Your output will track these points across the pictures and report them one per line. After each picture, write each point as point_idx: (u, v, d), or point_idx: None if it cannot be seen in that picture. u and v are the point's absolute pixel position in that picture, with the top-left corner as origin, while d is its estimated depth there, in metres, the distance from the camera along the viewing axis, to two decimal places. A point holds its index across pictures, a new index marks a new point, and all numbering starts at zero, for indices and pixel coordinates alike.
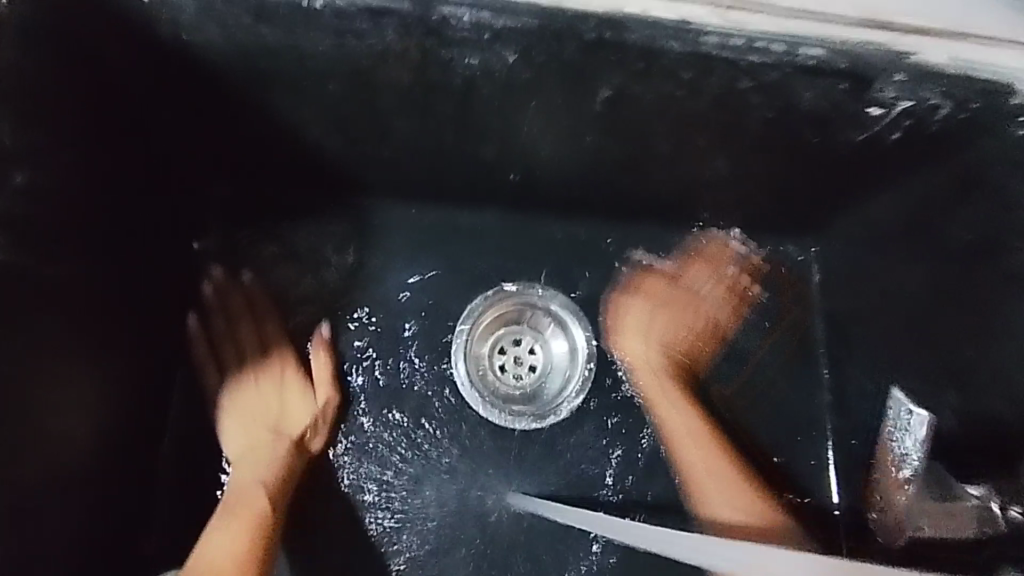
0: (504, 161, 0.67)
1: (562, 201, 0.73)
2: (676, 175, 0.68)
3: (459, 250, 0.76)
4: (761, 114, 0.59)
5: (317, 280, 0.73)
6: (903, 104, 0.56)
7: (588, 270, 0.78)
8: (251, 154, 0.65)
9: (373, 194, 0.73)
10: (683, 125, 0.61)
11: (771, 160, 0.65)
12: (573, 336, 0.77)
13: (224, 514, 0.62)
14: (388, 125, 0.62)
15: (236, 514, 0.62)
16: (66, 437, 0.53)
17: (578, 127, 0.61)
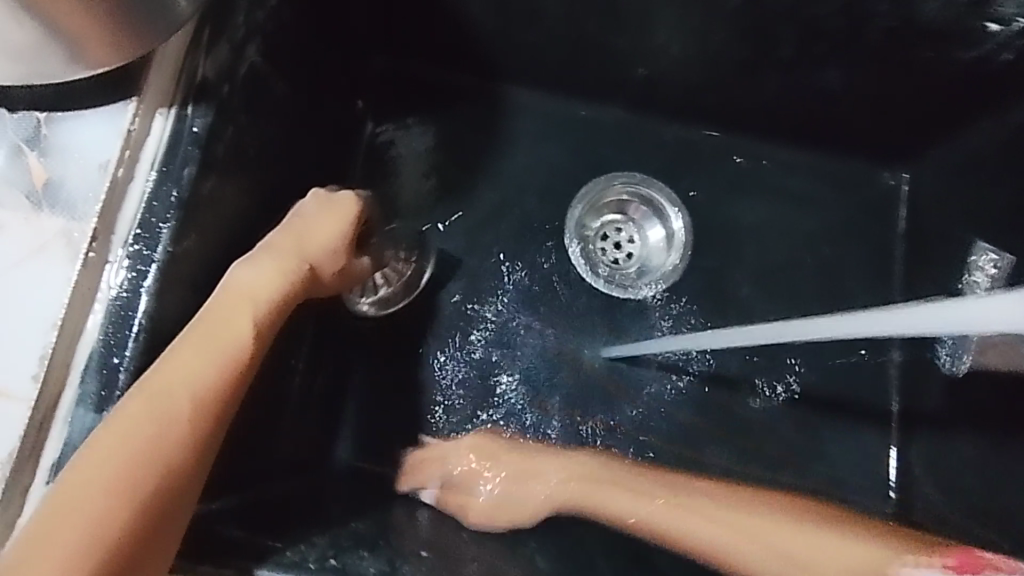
0: (638, 55, 0.76)
1: (682, 102, 0.82)
2: (791, 83, 0.75)
3: (583, 139, 0.85)
4: (883, 25, 0.66)
5: (458, 150, 0.84)
6: (1018, 24, 0.62)
7: (695, 173, 0.86)
8: (420, 29, 0.76)
9: (515, 79, 0.83)
10: (812, 28, 0.68)
11: (882, 73, 0.72)
12: (654, 200, 0.85)
13: (176, 404, 0.43)
14: (543, 8, 0.71)
15: (215, 311, 0.48)
16: None
17: (711, 23, 0.70)
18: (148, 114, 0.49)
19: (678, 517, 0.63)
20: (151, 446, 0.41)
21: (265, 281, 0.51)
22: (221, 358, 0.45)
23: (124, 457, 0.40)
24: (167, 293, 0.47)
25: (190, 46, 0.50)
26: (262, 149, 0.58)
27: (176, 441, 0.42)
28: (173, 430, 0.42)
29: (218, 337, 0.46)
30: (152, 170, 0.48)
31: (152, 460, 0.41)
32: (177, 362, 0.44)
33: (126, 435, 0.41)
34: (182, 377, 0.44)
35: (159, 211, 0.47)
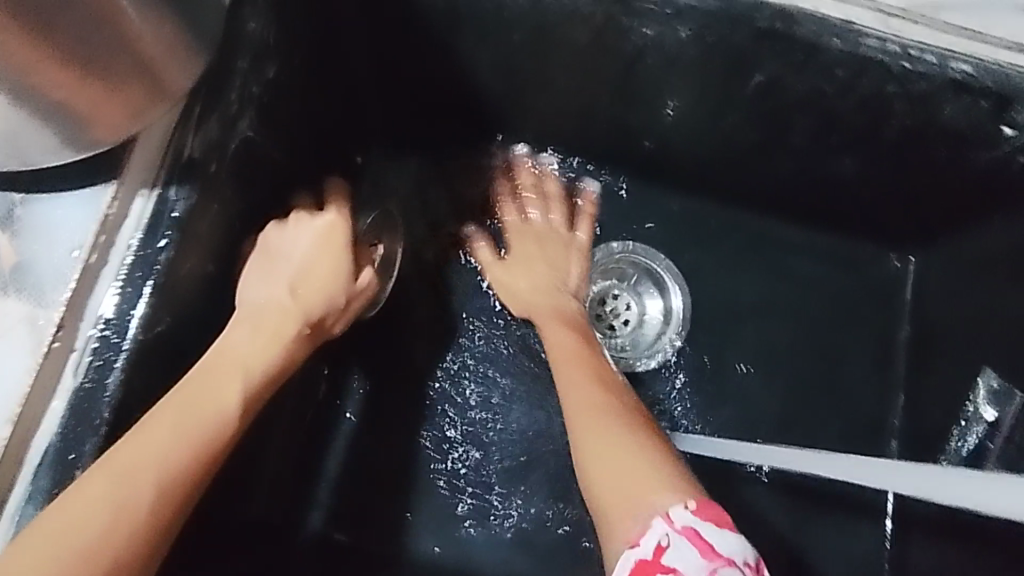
0: (645, 129, 0.74)
1: (688, 175, 0.80)
2: (800, 166, 0.73)
3: (584, 205, 0.83)
4: (898, 120, 0.63)
5: (455, 209, 0.82)
6: None
7: (696, 246, 0.84)
8: (424, 89, 0.74)
9: (519, 142, 0.81)
10: (824, 119, 0.65)
11: (895, 166, 0.69)
12: (656, 273, 0.83)
13: (144, 479, 0.40)
14: (552, 78, 0.69)
15: (201, 378, 0.46)
16: None
17: (723, 105, 0.67)
18: (128, 194, 0.47)
19: (587, 454, 0.52)
20: (110, 528, 0.38)
21: (256, 340, 0.50)
22: (200, 432, 0.43)
23: (79, 539, 0.37)
24: (135, 385, 0.45)
25: (176, 122, 0.48)
26: (249, 219, 0.56)
27: (131, 523, 0.39)
28: (135, 510, 0.39)
29: (201, 405, 0.44)
30: (128, 249, 0.46)
31: (111, 544, 0.38)
32: (151, 431, 0.42)
33: (83, 513, 0.38)
34: (157, 448, 0.41)
35: (131, 297, 0.45)
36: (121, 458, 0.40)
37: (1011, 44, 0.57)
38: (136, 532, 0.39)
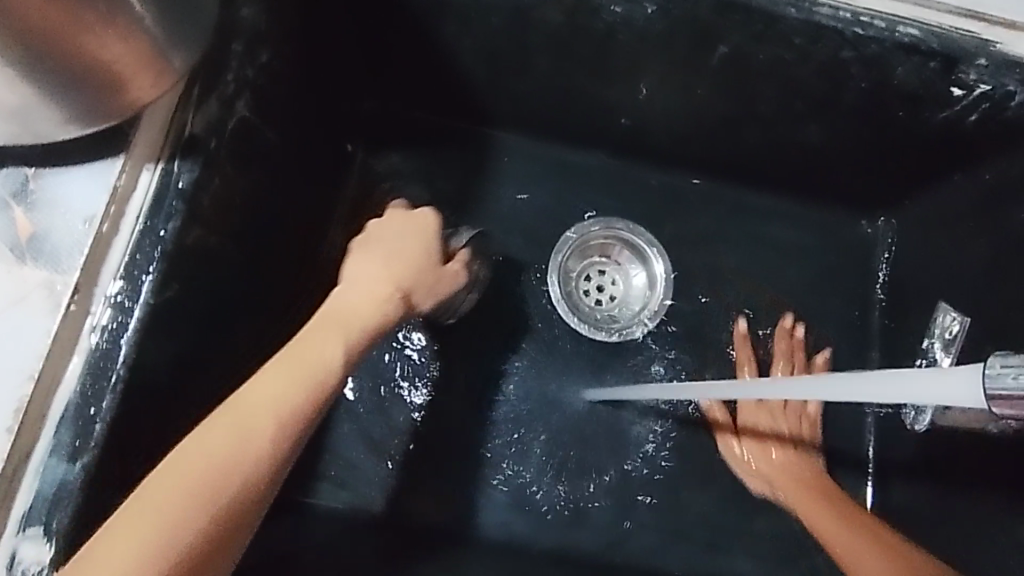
0: (621, 106, 0.78)
1: (665, 150, 0.84)
2: (769, 136, 0.77)
3: (569, 183, 0.87)
4: (856, 85, 0.67)
5: (444, 191, 0.85)
6: (982, 88, 0.64)
7: (677, 218, 0.88)
8: (410, 75, 0.78)
9: (503, 124, 0.84)
10: (788, 87, 0.70)
11: (858, 131, 0.74)
12: (638, 245, 0.87)
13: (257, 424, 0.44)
14: (530, 61, 0.73)
15: (308, 337, 0.50)
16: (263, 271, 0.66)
17: (692, 78, 0.71)
18: (136, 168, 0.50)
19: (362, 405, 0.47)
20: (229, 466, 0.42)
21: (351, 304, 0.52)
22: (299, 389, 0.46)
23: (199, 472, 0.42)
24: (146, 345, 0.48)
25: (179, 101, 0.51)
26: (249, 195, 0.59)
27: (250, 460, 0.43)
28: (253, 453, 0.43)
29: (308, 360, 0.47)
30: (135, 221, 0.49)
31: (231, 479, 0.42)
32: (261, 382, 0.46)
33: (203, 450, 0.43)
34: (265, 396, 0.45)
35: (141, 263, 0.48)
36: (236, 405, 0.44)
37: (956, 8, 0.62)
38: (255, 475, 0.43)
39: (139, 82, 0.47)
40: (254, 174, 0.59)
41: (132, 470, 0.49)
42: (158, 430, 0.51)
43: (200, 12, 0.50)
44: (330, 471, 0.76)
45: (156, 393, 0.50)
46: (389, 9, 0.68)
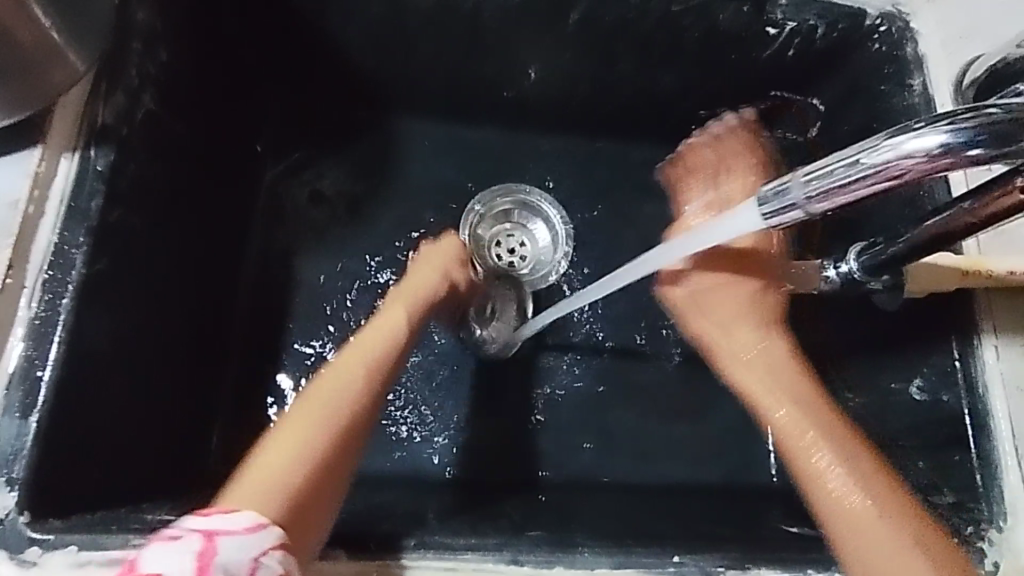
0: (502, 78, 0.87)
1: (549, 116, 0.93)
2: (635, 89, 0.88)
3: (469, 156, 0.95)
4: (692, 32, 0.79)
5: (354, 175, 0.91)
6: (792, 25, 0.77)
7: (572, 176, 0.97)
8: (306, 71, 0.85)
9: (400, 110, 0.92)
10: (636, 43, 0.81)
11: (706, 76, 0.85)
12: (533, 203, 0.94)
13: (341, 397, 0.53)
14: (412, 43, 0.82)
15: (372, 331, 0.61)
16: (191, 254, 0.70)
17: (556, 41, 0.81)
18: (54, 157, 0.55)
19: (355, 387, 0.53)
20: (325, 427, 0.51)
21: (405, 296, 0.67)
22: (368, 366, 0.57)
23: (303, 432, 0.50)
24: (84, 311, 0.54)
25: (88, 95, 0.57)
26: (163, 181, 0.64)
27: (338, 423, 0.52)
28: (347, 418, 0.52)
29: (376, 343, 0.59)
30: (60, 204, 0.54)
31: (333, 437, 0.50)
32: (341, 367, 0.56)
33: (304, 420, 0.51)
34: (346, 375, 0.55)
35: (70, 239, 0.54)
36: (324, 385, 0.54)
37: None
38: (347, 430, 0.51)
39: (46, 76, 0.53)
40: (166, 162, 0.65)
41: (78, 427, 0.53)
42: (99, 392, 0.55)
43: (98, 12, 0.56)
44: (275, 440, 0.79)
45: (96, 356, 0.55)
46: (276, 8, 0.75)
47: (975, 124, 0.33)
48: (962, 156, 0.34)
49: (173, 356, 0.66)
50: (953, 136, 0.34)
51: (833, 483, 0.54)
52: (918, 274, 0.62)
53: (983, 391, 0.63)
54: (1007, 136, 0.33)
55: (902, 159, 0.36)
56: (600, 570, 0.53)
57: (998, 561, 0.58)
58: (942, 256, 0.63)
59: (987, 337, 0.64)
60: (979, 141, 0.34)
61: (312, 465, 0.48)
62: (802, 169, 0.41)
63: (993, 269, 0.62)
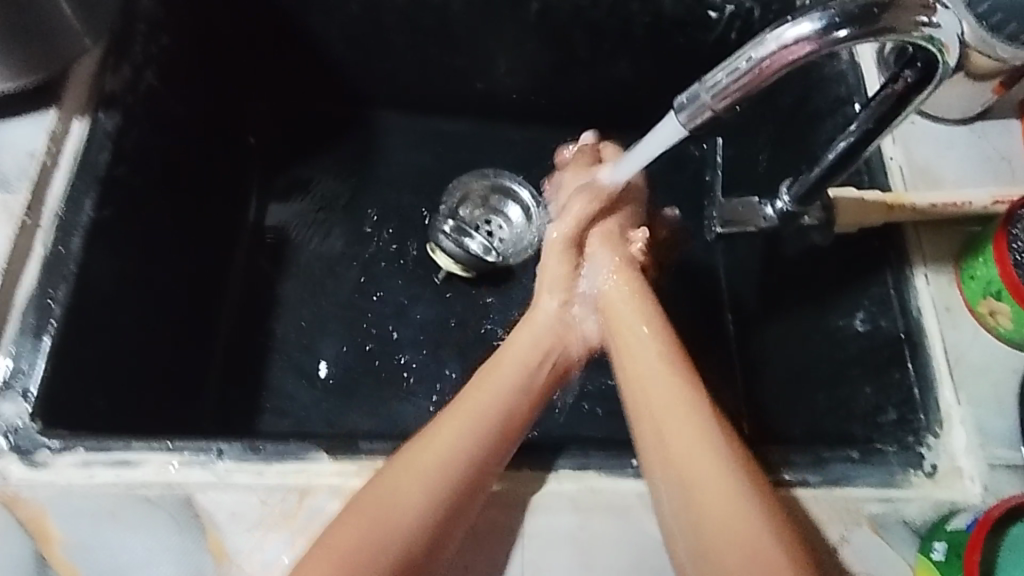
0: (471, 70, 0.95)
1: (518, 107, 1.01)
2: (593, 77, 0.96)
3: (445, 146, 1.02)
4: (639, 19, 0.88)
5: (337, 164, 0.98)
6: (729, 8, 0.86)
7: (541, 163, 1.04)
8: (293, 68, 0.93)
9: (380, 104, 1.00)
10: (590, 32, 0.90)
11: (657, 61, 0.93)
12: (506, 185, 0.96)
13: (432, 476, 0.53)
14: (387, 38, 0.90)
15: (466, 406, 0.60)
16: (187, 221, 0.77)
17: (517, 32, 0.90)
18: (68, 118, 0.63)
19: (453, 449, 0.55)
20: (408, 509, 0.51)
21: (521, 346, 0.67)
22: (452, 448, 0.55)
23: (381, 507, 0.51)
24: (92, 251, 0.60)
25: (97, 67, 0.65)
26: (161, 148, 0.71)
27: (423, 504, 0.52)
28: (447, 506, 0.52)
29: (469, 419, 0.58)
30: (72, 157, 0.61)
31: (422, 527, 0.51)
32: (435, 443, 0.56)
33: (380, 491, 0.52)
34: (449, 444, 0.56)
35: (81, 186, 0.61)
36: (426, 445, 0.55)
37: None
38: (448, 509, 0.52)
39: (61, 46, 0.61)
40: (165, 133, 0.72)
41: (84, 353, 0.59)
42: (103, 325, 0.62)
43: None
44: (260, 399, 0.83)
45: (101, 294, 0.61)
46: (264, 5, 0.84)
47: (834, 11, 0.44)
48: (833, 36, 0.44)
49: (169, 309, 0.71)
50: (821, 23, 0.44)
51: (689, 468, 0.54)
52: (843, 205, 0.69)
53: (916, 312, 0.68)
54: (861, 18, 0.44)
55: (786, 46, 0.45)
56: (564, 471, 0.57)
57: (935, 462, 0.61)
58: (868, 191, 0.69)
59: (918, 267, 0.69)
60: (840, 22, 0.44)
61: (387, 557, 0.49)
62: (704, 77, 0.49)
63: (914, 202, 0.69)
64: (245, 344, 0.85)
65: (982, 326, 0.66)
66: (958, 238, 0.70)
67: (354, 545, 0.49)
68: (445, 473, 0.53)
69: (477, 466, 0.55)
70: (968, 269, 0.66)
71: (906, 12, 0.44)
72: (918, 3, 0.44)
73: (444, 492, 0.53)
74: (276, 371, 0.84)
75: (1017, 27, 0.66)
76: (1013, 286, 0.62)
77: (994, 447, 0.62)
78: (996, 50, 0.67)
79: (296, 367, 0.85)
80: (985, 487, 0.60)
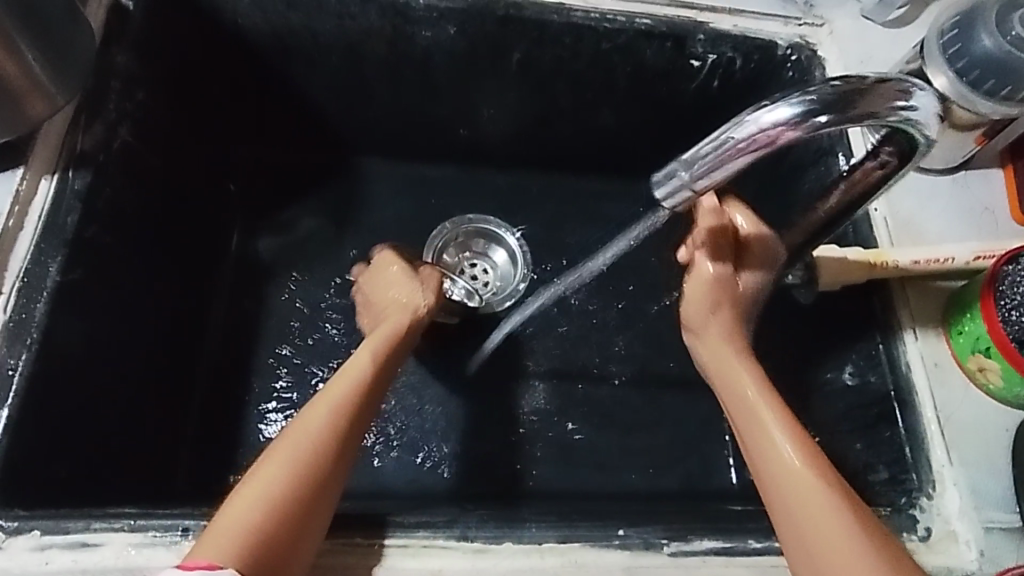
0: (455, 118, 0.95)
1: (502, 153, 1.01)
2: (576, 124, 0.96)
3: (429, 191, 1.01)
4: (622, 70, 0.88)
5: (317, 210, 0.97)
6: (711, 58, 0.86)
7: (525, 208, 1.03)
8: (274, 115, 0.92)
9: (363, 151, 0.99)
10: (573, 81, 0.89)
11: (640, 109, 0.93)
12: (487, 228, 0.98)
13: (306, 440, 0.54)
14: (371, 88, 0.90)
15: (340, 379, 0.61)
16: (161, 276, 0.75)
17: (501, 81, 0.89)
18: (35, 178, 0.61)
19: (331, 409, 0.57)
20: (288, 473, 0.52)
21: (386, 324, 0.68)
22: (326, 410, 0.57)
23: (270, 473, 0.52)
24: (58, 316, 0.58)
25: (69, 126, 0.64)
26: (133, 203, 0.69)
27: (301, 466, 0.53)
28: (326, 462, 0.54)
29: (341, 385, 0.60)
30: (38, 219, 0.59)
31: (303, 487, 0.52)
32: (317, 408, 0.57)
33: (271, 463, 0.52)
34: (321, 412, 0.57)
35: (48, 250, 0.59)
36: (308, 415, 0.56)
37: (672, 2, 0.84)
38: (322, 467, 0.54)
39: (28, 106, 0.59)
40: (138, 188, 0.70)
41: (44, 424, 0.56)
42: (67, 391, 0.59)
43: (82, 54, 0.64)
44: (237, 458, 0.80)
45: (67, 359, 0.59)
46: (244, 55, 0.83)
47: (811, 98, 0.43)
48: (812, 122, 0.44)
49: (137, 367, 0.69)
50: (799, 108, 0.44)
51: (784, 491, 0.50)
52: (823, 264, 0.68)
53: (905, 368, 0.66)
54: (838, 104, 0.44)
55: (764, 130, 0.45)
56: (546, 544, 0.56)
57: (929, 526, 0.60)
58: (849, 249, 0.68)
59: (906, 323, 0.68)
60: (817, 108, 0.43)
61: (271, 517, 0.50)
62: (683, 155, 0.49)
63: (897, 260, 0.67)
64: (223, 400, 0.83)
65: (971, 383, 0.65)
66: (942, 293, 0.69)
67: (247, 513, 0.49)
68: (318, 441, 0.55)
69: (347, 423, 0.57)
70: (956, 326, 0.65)
71: (879, 97, 0.44)
72: (892, 89, 0.44)
73: (318, 450, 0.54)
74: (254, 428, 0.82)
75: (996, 84, 0.66)
76: (1002, 344, 0.61)
77: (988, 508, 0.60)
78: (977, 105, 0.68)
79: (275, 423, 0.83)
80: (982, 553, 0.59)
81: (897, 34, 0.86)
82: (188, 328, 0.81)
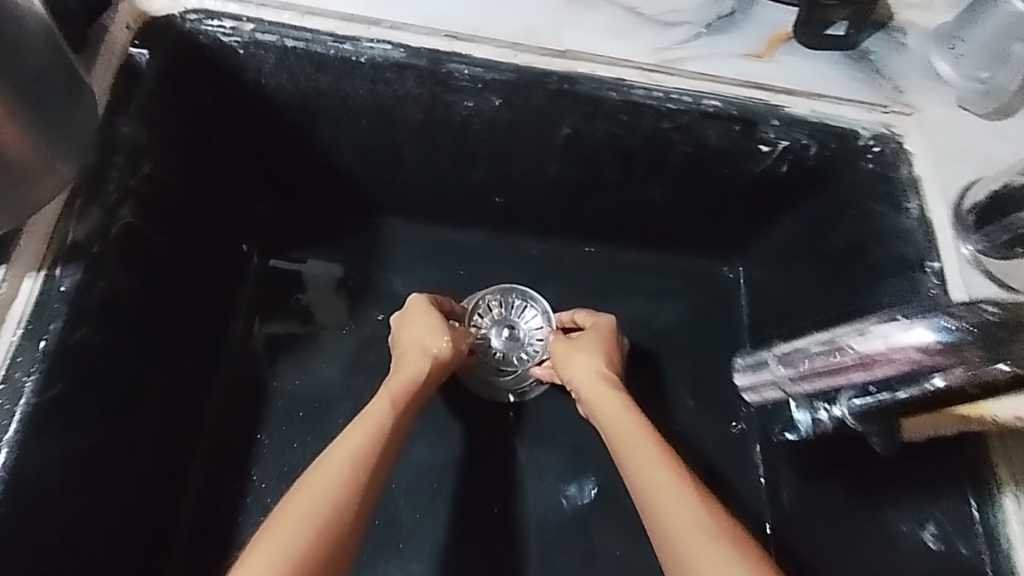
0: (490, 186, 0.86)
1: (539, 221, 0.92)
2: (623, 199, 0.87)
3: (456, 259, 0.93)
4: (681, 150, 0.79)
5: (333, 277, 0.89)
6: (783, 143, 0.77)
7: (559, 280, 0.95)
8: (294, 174, 0.84)
9: (387, 213, 0.91)
10: (624, 158, 0.81)
11: (693, 189, 0.84)
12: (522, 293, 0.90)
13: (320, 500, 0.53)
14: (401, 152, 0.81)
15: (354, 434, 0.60)
16: (159, 367, 0.68)
17: (545, 154, 0.81)
18: (18, 277, 0.53)
19: (338, 469, 0.56)
20: (297, 536, 0.51)
21: (399, 373, 0.69)
22: (337, 470, 0.56)
23: (281, 533, 0.51)
24: (32, 443, 0.51)
25: (61, 214, 0.56)
26: (128, 294, 0.61)
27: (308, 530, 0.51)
28: (339, 524, 0.53)
29: (349, 444, 0.58)
30: (18, 328, 0.52)
31: (318, 548, 0.51)
32: (326, 468, 0.56)
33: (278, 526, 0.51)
34: (332, 473, 0.55)
35: (24, 364, 0.51)
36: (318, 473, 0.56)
37: (744, 81, 0.75)
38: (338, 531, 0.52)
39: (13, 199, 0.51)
40: (136, 275, 0.63)
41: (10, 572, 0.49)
42: (40, 527, 0.52)
43: (81, 132, 0.56)
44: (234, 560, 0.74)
45: (41, 487, 0.52)
46: (264, 115, 0.76)
47: (959, 330, 0.44)
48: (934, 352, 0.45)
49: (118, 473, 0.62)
50: (942, 335, 0.45)
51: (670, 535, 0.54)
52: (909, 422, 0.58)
53: (1005, 543, 0.59)
54: (981, 338, 0.44)
55: (882, 350, 0.48)
56: None
57: None
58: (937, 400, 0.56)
59: (1006, 487, 0.60)
60: (967, 337, 0.44)
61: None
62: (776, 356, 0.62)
63: (995, 415, 0.54)
64: (222, 491, 0.77)
65: None
66: None
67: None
68: (331, 500, 0.53)
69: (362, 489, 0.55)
70: None
71: None
72: None
73: (330, 511, 0.53)
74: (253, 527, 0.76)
75: None
76: None
77: None
78: None
79: None
80: None
81: (998, 127, 0.75)
82: (184, 416, 0.75)
